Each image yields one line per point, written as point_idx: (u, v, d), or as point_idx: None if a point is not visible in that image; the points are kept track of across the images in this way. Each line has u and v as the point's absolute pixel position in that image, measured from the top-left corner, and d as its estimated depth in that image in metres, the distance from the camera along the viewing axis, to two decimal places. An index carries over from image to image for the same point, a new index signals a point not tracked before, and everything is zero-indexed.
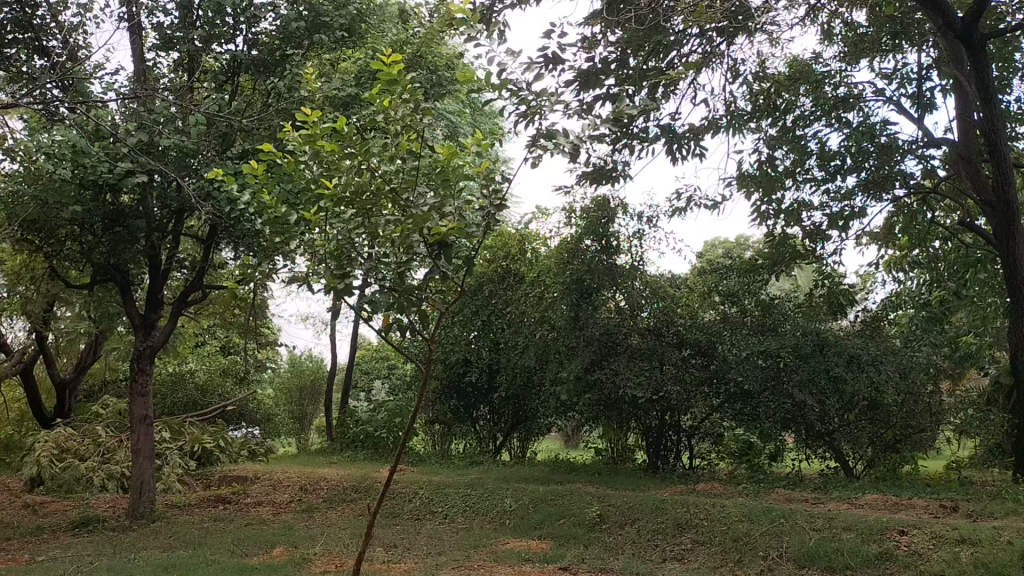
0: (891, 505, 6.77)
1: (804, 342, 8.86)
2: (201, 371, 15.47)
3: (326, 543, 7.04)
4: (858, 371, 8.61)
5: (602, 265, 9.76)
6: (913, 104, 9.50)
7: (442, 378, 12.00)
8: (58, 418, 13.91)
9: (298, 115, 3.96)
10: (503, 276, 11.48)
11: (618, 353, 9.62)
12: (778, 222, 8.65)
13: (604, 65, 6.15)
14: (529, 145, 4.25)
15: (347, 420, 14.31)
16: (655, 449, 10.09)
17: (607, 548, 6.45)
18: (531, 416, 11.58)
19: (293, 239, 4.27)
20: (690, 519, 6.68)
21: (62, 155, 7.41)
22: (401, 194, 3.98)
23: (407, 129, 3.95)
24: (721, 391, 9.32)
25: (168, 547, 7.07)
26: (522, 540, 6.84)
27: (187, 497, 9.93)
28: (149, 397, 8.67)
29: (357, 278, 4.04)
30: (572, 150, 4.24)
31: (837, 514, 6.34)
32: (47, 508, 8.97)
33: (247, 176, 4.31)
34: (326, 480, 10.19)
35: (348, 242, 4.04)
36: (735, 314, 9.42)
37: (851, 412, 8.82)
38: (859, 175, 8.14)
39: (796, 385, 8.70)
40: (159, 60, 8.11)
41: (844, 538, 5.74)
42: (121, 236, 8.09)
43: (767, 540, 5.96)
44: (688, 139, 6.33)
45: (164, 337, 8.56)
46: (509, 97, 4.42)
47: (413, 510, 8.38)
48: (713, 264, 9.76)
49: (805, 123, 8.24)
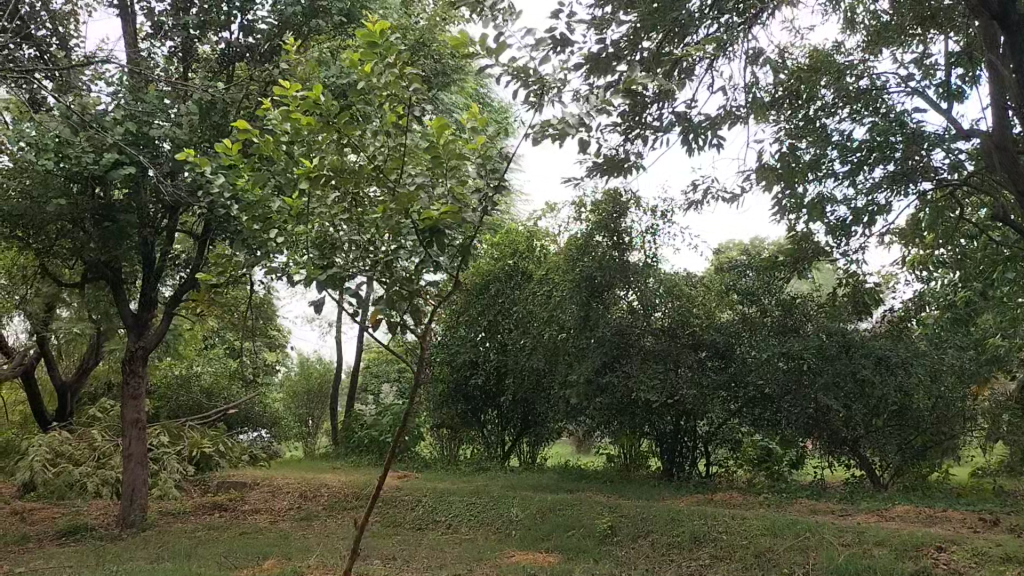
0: (925, 518, 6.33)
1: (827, 343, 8.34)
2: (207, 374, 15.16)
3: (321, 555, 6.65)
4: (886, 373, 8.17)
5: (615, 262, 9.32)
6: (940, 95, 9.02)
7: (448, 380, 11.64)
8: (58, 421, 13.58)
9: (276, 89, 3.58)
10: (511, 274, 11.10)
11: (631, 355, 9.22)
12: (800, 217, 8.19)
13: (616, 47, 5.73)
14: (531, 127, 3.85)
15: (353, 424, 14.04)
16: (671, 454, 9.71)
17: (619, 562, 6.02)
18: (541, 420, 11.19)
19: (273, 228, 3.88)
20: (708, 532, 6.25)
21: (45, 146, 7.07)
22: (389, 173, 3.60)
23: (392, 100, 3.55)
24: (739, 395, 8.92)
25: (155, 558, 6.70)
26: (529, 553, 6.43)
27: (184, 503, 9.60)
28: (141, 399, 8.33)
29: (342, 267, 3.64)
30: (578, 134, 3.84)
31: (866, 527, 5.93)
32: (36, 515, 8.64)
33: (223, 159, 3.95)
34: (328, 487, 9.83)
35: (334, 228, 3.73)
36: (756, 314, 8.97)
37: (877, 418, 8.44)
38: (886, 167, 7.62)
39: (820, 390, 8.26)
40: (152, 48, 7.76)
41: (876, 554, 5.30)
42: (110, 231, 7.69)
43: (791, 556, 5.53)
44: (705, 129, 5.90)
45: (157, 338, 8.20)
46: (510, 77, 4.04)
47: (415, 519, 8.00)
48: (730, 261, 9.33)
49: (827, 114, 7.75)
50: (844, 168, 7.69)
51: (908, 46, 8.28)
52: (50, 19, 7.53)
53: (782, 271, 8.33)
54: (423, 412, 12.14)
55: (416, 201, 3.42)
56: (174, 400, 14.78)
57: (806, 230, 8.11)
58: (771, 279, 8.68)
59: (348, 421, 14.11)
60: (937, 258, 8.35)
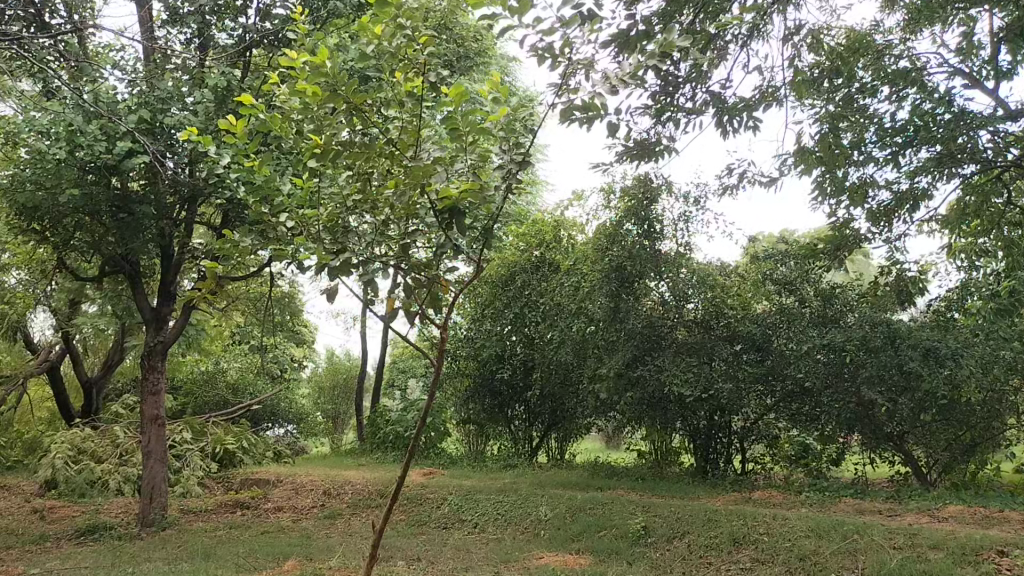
0: (980, 519, 5.96)
1: (872, 334, 7.91)
2: (232, 369, 15.07)
3: (344, 555, 6.42)
4: (935, 367, 7.62)
5: (646, 252, 8.95)
6: (986, 74, 8.56)
7: (475, 375, 11.39)
8: (83, 418, 13.47)
9: (281, 61, 3.30)
10: (537, 265, 10.84)
11: (662, 349, 8.87)
12: (840, 203, 7.80)
13: (647, 22, 5.21)
14: (553, 103, 3.52)
15: (379, 419, 13.84)
16: (704, 451, 9.39)
17: (654, 565, 5.70)
18: (569, 415, 10.90)
19: (282, 213, 3.63)
20: (748, 534, 5.94)
21: (57, 134, 6.88)
22: (405, 149, 3.29)
23: (404, 67, 3.23)
24: (777, 390, 8.63)
25: (173, 558, 6.50)
26: (558, 555, 6.14)
27: (205, 501, 9.43)
28: (161, 396, 8.15)
29: (356, 256, 3.37)
30: (602, 109, 3.49)
31: (918, 529, 5.58)
32: (56, 513, 8.52)
33: (225, 138, 3.67)
34: (352, 484, 9.64)
35: (345, 210, 3.46)
36: (793, 305, 8.61)
37: (924, 413, 8.05)
38: (932, 149, 7.16)
39: (863, 384, 7.90)
40: (168, 35, 7.57)
41: (932, 558, 4.96)
42: (126, 224, 7.48)
43: (839, 560, 5.19)
44: (741, 109, 5.34)
45: (175, 334, 8.00)
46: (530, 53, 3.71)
47: (442, 518, 7.76)
48: (766, 250, 8.98)
49: (866, 95, 7.40)
50: (885, 153, 7.31)
51: (952, 24, 7.89)
52: (65, 6, 7.39)
53: (821, 259, 7.93)
54: (450, 407, 11.90)
55: (433, 176, 3.14)
56: (199, 396, 14.69)
57: (847, 216, 7.62)
58: (809, 267, 8.31)
59: (374, 416, 13.92)
60: (983, 245, 7.99)
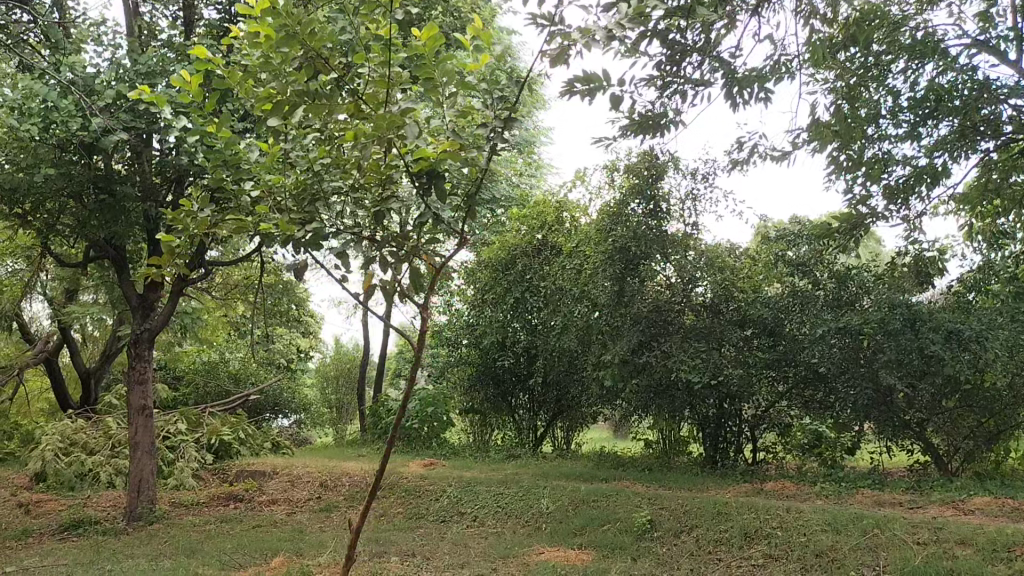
0: (1008, 511, 5.61)
1: (890, 316, 7.54)
2: (234, 360, 14.84)
3: (333, 550, 6.10)
4: (958, 350, 7.31)
5: (650, 233, 8.60)
6: (1008, 41, 8.10)
7: (477, 363, 11.10)
8: (81, 409, 13.26)
9: (240, 10, 2.82)
10: (539, 248, 10.49)
11: (670, 333, 8.53)
12: (855, 180, 7.40)
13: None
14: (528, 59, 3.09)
15: (382, 409, 13.59)
16: (714, 441, 9.05)
17: (660, 561, 5.36)
18: (574, 403, 10.59)
19: (246, 181, 3.31)
20: (760, 528, 5.60)
21: (31, 110, 6.58)
22: (374, 105, 2.94)
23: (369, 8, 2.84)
24: (789, 376, 8.28)
25: (156, 555, 6.20)
26: (560, 550, 5.82)
27: (198, 494, 9.15)
28: (147, 385, 7.84)
29: (327, 224, 3.05)
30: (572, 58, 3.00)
31: (943, 523, 5.22)
32: (42, 507, 8.25)
33: (180, 97, 3.31)
34: (349, 476, 9.34)
35: (314, 175, 3.13)
36: (806, 287, 8.27)
37: (947, 399, 7.75)
38: (952, 121, 6.62)
39: (882, 368, 7.52)
40: (151, 8, 7.24)
41: (960, 555, 4.63)
42: (108, 206, 7.17)
43: (859, 557, 4.86)
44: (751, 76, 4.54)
45: (162, 323, 7.60)
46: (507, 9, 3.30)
47: (438, 510, 7.45)
48: (778, 231, 8.63)
49: (883, 67, 6.97)
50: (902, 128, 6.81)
51: None
52: None
53: (835, 239, 7.53)
54: (454, 396, 11.63)
55: (401, 129, 2.75)
56: (200, 385, 14.44)
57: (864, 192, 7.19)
58: (824, 250, 7.98)
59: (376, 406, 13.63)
60: (1005, 224, 7.61)
